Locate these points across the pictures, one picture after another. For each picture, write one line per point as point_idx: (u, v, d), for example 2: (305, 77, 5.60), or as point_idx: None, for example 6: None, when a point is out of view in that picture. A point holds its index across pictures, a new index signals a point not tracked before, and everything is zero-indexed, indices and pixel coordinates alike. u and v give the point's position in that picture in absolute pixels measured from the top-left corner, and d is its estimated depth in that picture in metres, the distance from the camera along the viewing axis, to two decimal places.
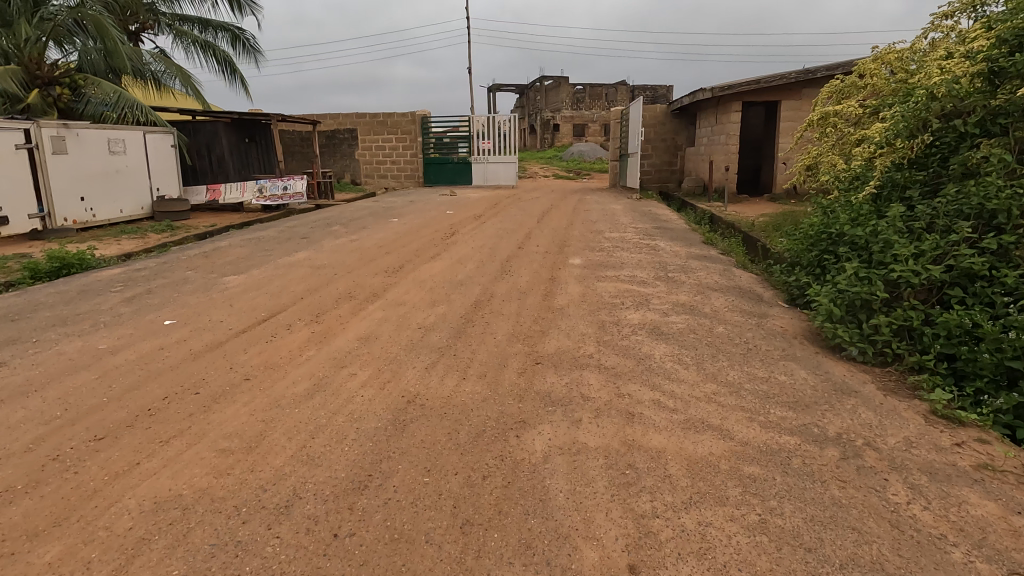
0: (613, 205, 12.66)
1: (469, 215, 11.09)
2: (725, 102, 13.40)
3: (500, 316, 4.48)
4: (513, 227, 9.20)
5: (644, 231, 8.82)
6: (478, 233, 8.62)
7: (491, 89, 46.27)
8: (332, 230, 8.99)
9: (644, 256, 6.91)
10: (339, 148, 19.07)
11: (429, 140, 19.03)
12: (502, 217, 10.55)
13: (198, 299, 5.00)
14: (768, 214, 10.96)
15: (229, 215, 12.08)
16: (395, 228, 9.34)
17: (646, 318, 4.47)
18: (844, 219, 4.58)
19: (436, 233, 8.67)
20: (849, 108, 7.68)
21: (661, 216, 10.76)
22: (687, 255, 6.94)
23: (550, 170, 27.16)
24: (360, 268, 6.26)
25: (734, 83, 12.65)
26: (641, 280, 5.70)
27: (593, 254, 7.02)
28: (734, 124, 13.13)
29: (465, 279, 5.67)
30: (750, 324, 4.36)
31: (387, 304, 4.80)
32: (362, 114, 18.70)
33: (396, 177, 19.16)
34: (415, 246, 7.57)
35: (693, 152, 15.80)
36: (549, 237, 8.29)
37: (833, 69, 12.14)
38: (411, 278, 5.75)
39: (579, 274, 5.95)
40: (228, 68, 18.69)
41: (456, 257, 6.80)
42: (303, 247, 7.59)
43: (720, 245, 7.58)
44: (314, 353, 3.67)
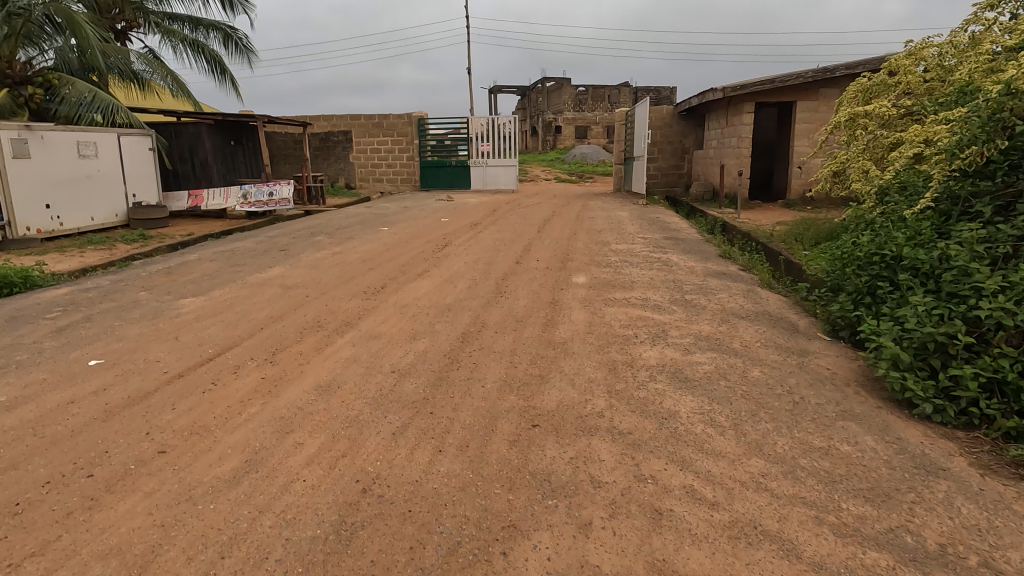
0: (618, 211, 11.96)
1: (465, 222, 10.42)
2: (736, 103, 12.70)
3: (491, 354, 3.76)
4: (511, 238, 8.50)
5: (653, 242, 8.12)
6: (473, 244, 7.92)
7: (492, 90, 45.69)
8: (315, 241, 8.29)
9: (656, 273, 6.21)
10: (334, 151, 18.44)
11: (426, 142, 18.35)
12: (500, 225, 9.87)
13: (142, 329, 4.31)
14: (784, 222, 10.24)
15: (211, 222, 11.40)
16: (385, 238, 8.66)
17: (664, 357, 3.75)
18: (900, 239, 3.84)
19: (428, 244, 7.99)
20: (881, 108, 6.94)
21: (670, 225, 10.06)
22: (704, 272, 6.23)
23: (551, 173, 26.51)
24: (338, 288, 5.56)
25: (748, 82, 11.91)
26: (655, 305, 4.98)
27: (598, 270, 6.32)
28: (747, 126, 12.42)
29: (454, 303, 4.97)
30: (790, 366, 3.63)
31: (358, 337, 4.08)
32: (357, 115, 18.04)
33: (392, 181, 18.51)
34: (403, 260, 6.88)
35: (702, 156, 15.10)
36: (550, 249, 7.60)
37: (853, 68, 11.41)
38: (392, 301, 5.04)
39: (583, 295, 5.25)
40: (218, 68, 18.05)
41: (447, 274, 6.10)
42: (279, 261, 6.90)
43: (740, 260, 6.85)
44: (256, 411, 2.96)
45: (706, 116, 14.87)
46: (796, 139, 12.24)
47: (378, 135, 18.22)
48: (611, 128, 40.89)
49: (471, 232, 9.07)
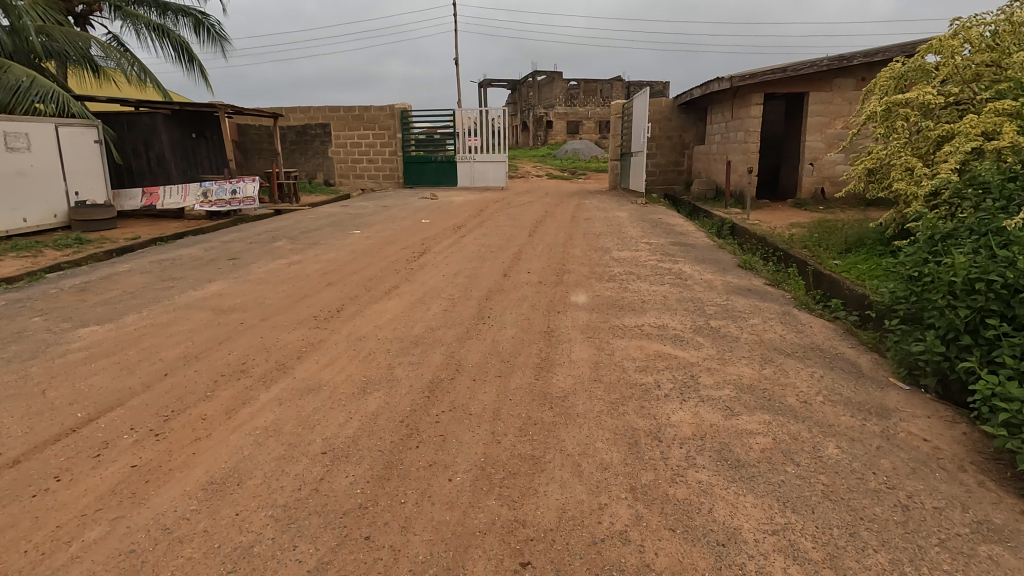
0: (617, 211, 11.00)
1: (448, 224, 9.42)
2: (743, 94, 11.76)
3: (465, 419, 2.77)
4: (499, 243, 7.51)
5: (659, 249, 7.17)
6: (455, 251, 6.93)
7: (482, 84, 44.58)
8: (274, 247, 7.25)
9: (669, 290, 5.23)
10: (311, 145, 17.38)
11: (410, 136, 17.24)
12: (486, 227, 8.87)
13: (5, 376, 3.27)
14: (800, 226, 9.35)
15: (167, 223, 10.30)
16: (355, 243, 7.62)
17: (700, 421, 2.77)
18: (1016, 262, 2.88)
19: (402, 252, 6.97)
20: (926, 95, 6.00)
21: (675, 227, 9.12)
22: (725, 289, 5.27)
23: (543, 169, 25.50)
24: (284, 311, 4.53)
25: (757, 71, 10.95)
26: (675, 335, 4.00)
27: (601, 286, 5.34)
28: (755, 120, 11.48)
29: (423, 334, 3.96)
30: (872, 437, 2.66)
31: (289, 391, 3.06)
32: (335, 107, 16.93)
33: (373, 177, 17.42)
34: (370, 273, 5.85)
35: (704, 151, 14.18)
36: (542, 257, 6.63)
37: (872, 56, 10.51)
38: (346, 331, 4.02)
39: (585, 321, 4.27)
40: (185, 55, 16.83)
41: (419, 292, 5.10)
42: (224, 273, 5.86)
43: (764, 273, 5.91)
44: (98, 536, 1.94)
45: (708, 109, 13.92)
46: (808, 133, 11.33)
47: (359, 128, 17.11)
48: (604, 122, 39.90)
49: (452, 236, 8.07)
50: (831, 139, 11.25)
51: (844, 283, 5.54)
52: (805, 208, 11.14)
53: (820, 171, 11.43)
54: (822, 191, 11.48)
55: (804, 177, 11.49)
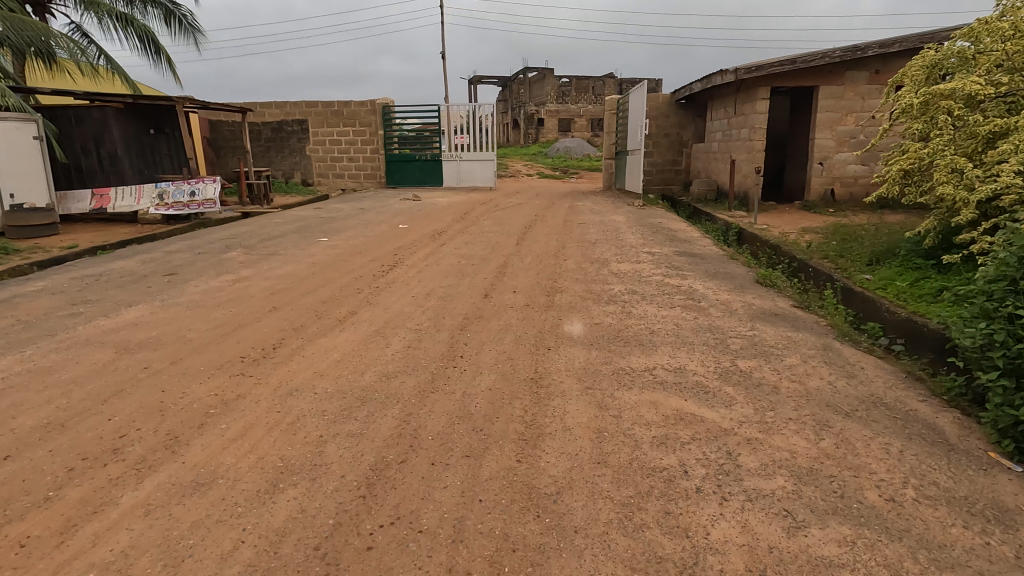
0: (613, 215, 10.17)
1: (428, 229, 8.56)
2: (748, 88, 10.95)
3: (411, 543, 1.89)
4: (482, 253, 6.67)
5: (663, 260, 6.35)
6: (432, 263, 6.08)
7: (471, 81, 43.64)
8: (224, 259, 6.35)
9: (680, 315, 4.40)
10: (288, 143, 16.45)
11: (391, 133, 16.29)
12: (470, 234, 8.01)
13: None
14: (814, 233, 8.57)
15: (118, 228, 9.34)
16: (320, 253, 6.73)
17: (753, 542, 1.91)
18: None
19: (370, 264, 6.10)
20: (973, 85, 5.19)
21: (678, 233, 8.30)
22: (746, 313, 4.44)
23: (534, 168, 24.66)
24: (206, 349, 3.63)
25: (765, 62, 10.11)
26: (696, 383, 3.15)
27: (599, 310, 4.49)
28: (760, 115, 10.67)
29: (375, 384, 3.08)
30: (1010, 570, 1.81)
31: (166, 490, 2.16)
32: (313, 103, 16.01)
33: (354, 177, 16.49)
34: (328, 292, 4.97)
35: (704, 150, 13.40)
36: (530, 271, 5.79)
37: (887, 47, 9.76)
38: (275, 381, 3.13)
39: (581, 362, 3.42)
40: (152, 47, 15.79)
41: (380, 319, 4.21)
42: (153, 293, 4.94)
43: (788, 292, 5.09)
44: None
45: (708, 105, 13.10)
46: (817, 130, 10.55)
47: (338, 125, 16.18)
48: (596, 120, 39.09)
49: (430, 245, 7.21)
50: (842, 136, 10.51)
51: (882, 305, 4.76)
52: (814, 211, 10.39)
53: (830, 171, 10.68)
54: (832, 192, 10.73)
55: (813, 177, 10.73)
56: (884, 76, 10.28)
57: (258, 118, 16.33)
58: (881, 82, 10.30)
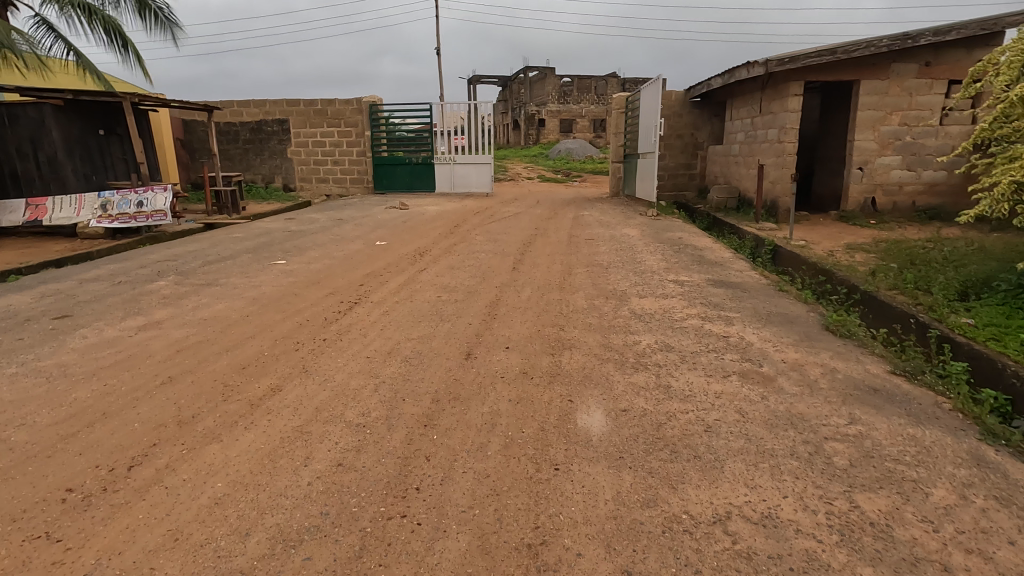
0: (624, 227, 8.91)
1: (410, 247, 7.32)
2: (778, 83, 9.67)
3: None
4: (469, 281, 5.42)
5: (695, 293, 5.09)
6: (405, 299, 4.82)
7: (471, 81, 42.47)
8: (147, 292, 5.08)
9: (741, 390, 3.13)
10: (268, 145, 15.26)
11: (379, 134, 15.02)
12: (456, 254, 6.77)
13: None
14: (863, 251, 7.30)
15: (54, 243, 8.09)
16: (272, 282, 5.48)
17: None
18: None
19: (328, 299, 4.84)
20: None
21: (703, 252, 7.05)
22: (830, 386, 3.17)
23: (535, 171, 23.40)
24: (24, 470, 2.34)
25: (800, 53, 8.77)
26: (810, 559, 1.86)
27: (624, 381, 3.22)
28: (791, 114, 9.40)
29: (259, 568, 1.80)
30: None
31: None
32: (294, 101, 14.78)
33: (339, 181, 15.27)
34: (256, 348, 3.71)
35: (722, 153, 12.17)
36: (527, 310, 4.54)
37: (943, 34, 8.47)
38: (88, 561, 1.83)
39: (609, 503, 2.13)
40: (119, 40, 14.56)
41: (311, 402, 2.92)
42: (19, 351, 3.68)
43: (873, 344, 3.78)
44: None
45: (729, 102, 11.81)
46: (856, 131, 9.29)
47: (322, 125, 14.95)
48: (598, 121, 37.89)
49: (407, 269, 5.97)
50: (885, 138, 9.26)
51: (1003, 364, 3.41)
52: (853, 223, 9.14)
53: (871, 177, 9.43)
54: (872, 201, 9.49)
55: (852, 184, 9.48)
56: (934, 69, 9.01)
57: (236, 117, 15.12)
58: (930, 75, 9.02)
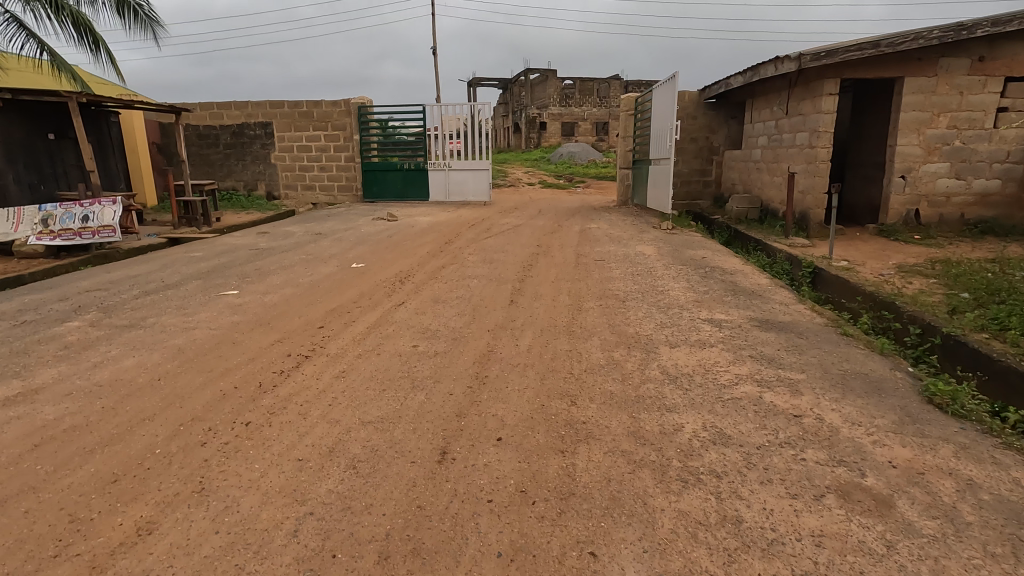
0: (638, 243, 7.88)
1: (391, 269, 6.29)
2: (809, 80, 8.62)
3: None
4: (456, 322, 4.38)
5: (739, 341, 4.04)
6: (371, 352, 3.77)
7: (470, 83, 41.58)
8: (49, 339, 4.04)
9: (849, 529, 2.07)
10: (250, 149, 14.29)
11: (368, 138, 13.96)
12: (443, 280, 5.74)
13: None
14: (920, 274, 6.26)
15: None
16: (211, 322, 4.43)
17: None
18: None
19: (273, 351, 3.79)
20: None
21: (734, 277, 6.01)
22: (984, 524, 2.11)
23: (536, 175, 22.41)
24: None
25: (839, 47, 7.73)
26: None
27: (671, 511, 2.16)
28: (826, 115, 8.35)
29: None
30: None
31: None
32: (278, 103, 13.80)
33: (326, 188, 14.27)
34: (149, 441, 2.65)
35: (742, 158, 11.13)
36: (527, 368, 3.50)
37: (1003, 24, 7.41)
38: None
39: None
40: (89, 38, 13.58)
41: (188, 563, 1.88)
42: None
43: (1008, 436, 2.73)
44: None
45: (750, 103, 10.77)
46: (899, 135, 8.24)
47: (307, 128, 13.94)
48: (601, 124, 36.91)
49: (381, 303, 4.94)
50: (930, 143, 8.21)
51: None
52: (896, 239, 8.11)
53: (915, 186, 8.38)
54: (916, 213, 8.45)
55: (893, 194, 8.44)
56: (989, 64, 7.96)
57: (216, 121, 14.22)
58: (984, 72, 7.97)
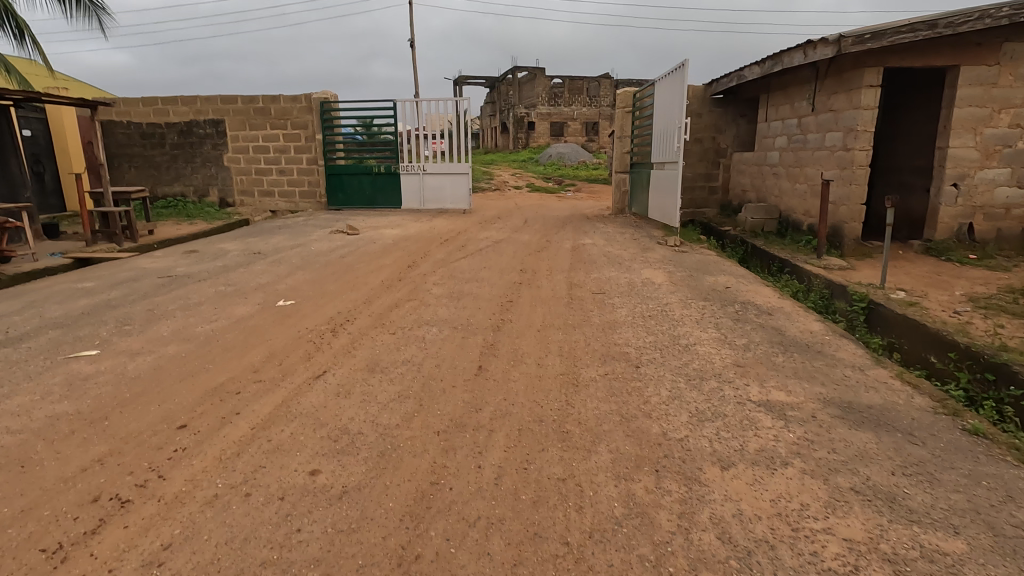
0: (642, 266, 6.48)
1: (328, 309, 4.83)
2: (843, 69, 7.26)
3: None
4: (391, 415, 2.93)
5: (824, 451, 2.62)
6: (238, 490, 2.29)
7: (456, 82, 40.22)
8: None
9: None
10: (200, 150, 12.70)
11: (332, 138, 12.41)
12: (391, 328, 4.27)
13: None
14: (1008, 313, 4.91)
15: None
16: (18, 414, 2.93)
17: None
18: None
19: (74, 488, 2.30)
20: None
21: (773, 319, 4.62)
22: None
23: (523, 178, 21.04)
24: None
25: (888, 27, 6.35)
26: None
27: None
28: (866, 111, 6.98)
29: None
30: None
31: None
32: (230, 98, 12.24)
33: (286, 194, 12.73)
34: None
35: (755, 161, 9.77)
36: (491, 529, 2.07)
37: None
38: None
39: None
40: (11, 23, 11.93)
41: None
42: None
43: None
44: None
45: (765, 99, 9.40)
46: (953, 135, 6.90)
47: (263, 127, 12.38)
48: (590, 124, 35.69)
49: (292, 374, 3.45)
50: (988, 145, 6.89)
51: None
52: (949, 260, 6.77)
53: (969, 196, 7.04)
54: (969, 227, 7.11)
55: (944, 206, 7.09)
56: None
57: (161, 118, 12.62)
58: None
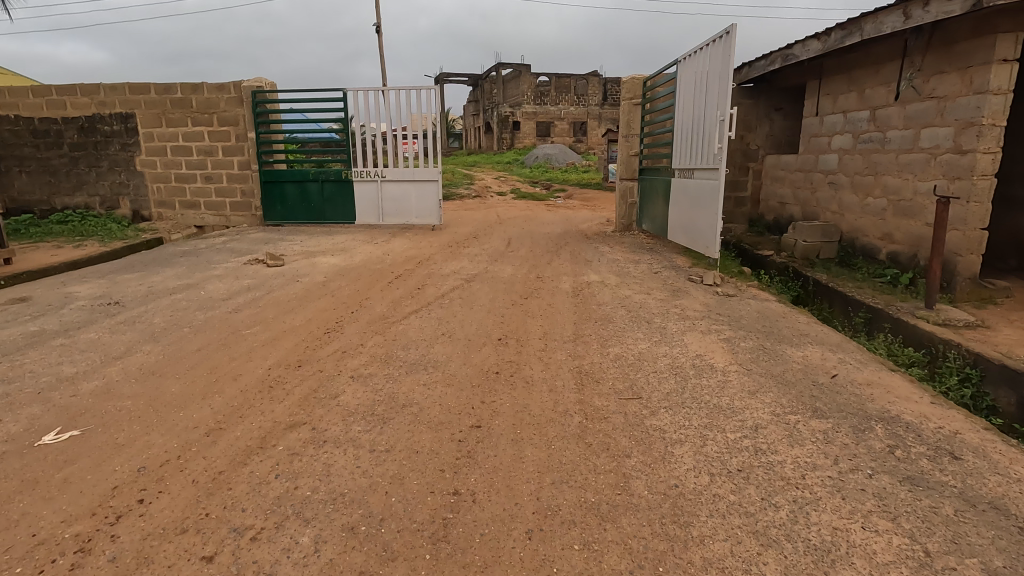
0: (683, 329, 4.28)
1: (127, 456, 2.55)
2: (956, 38, 5.13)
3: None
4: None
5: None
6: None
7: (437, 79, 37.93)
8: None
9: None
10: (106, 152, 10.24)
11: (270, 137, 10.04)
12: (208, 540, 1.99)
13: None
14: None
15: None
16: None
17: None
18: None
19: None
20: None
21: (969, 475, 2.44)
22: None
23: (509, 182, 18.85)
24: None
25: None
26: None
27: None
28: (998, 97, 4.82)
29: None
30: None
31: None
32: (141, 87, 9.84)
33: (215, 206, 10.37)
34: None
35: (801, 166, 7.64)
36: None
37: None
38: None
39: None
40: None
41: None
42: None
43: None
44: None
45: (817, 86, 7.27)
46: None
47: (183, 122, 9.99)
48: (579, 124, 33.70)
49: None
50: None
51: None
52: None
53: None
54: None
55: None
56: None
57: (56, 112, 10.12)
58: None
